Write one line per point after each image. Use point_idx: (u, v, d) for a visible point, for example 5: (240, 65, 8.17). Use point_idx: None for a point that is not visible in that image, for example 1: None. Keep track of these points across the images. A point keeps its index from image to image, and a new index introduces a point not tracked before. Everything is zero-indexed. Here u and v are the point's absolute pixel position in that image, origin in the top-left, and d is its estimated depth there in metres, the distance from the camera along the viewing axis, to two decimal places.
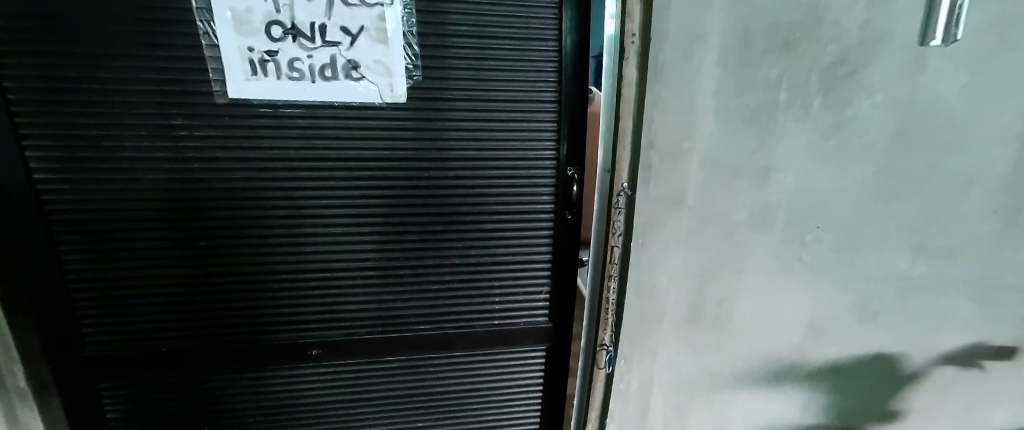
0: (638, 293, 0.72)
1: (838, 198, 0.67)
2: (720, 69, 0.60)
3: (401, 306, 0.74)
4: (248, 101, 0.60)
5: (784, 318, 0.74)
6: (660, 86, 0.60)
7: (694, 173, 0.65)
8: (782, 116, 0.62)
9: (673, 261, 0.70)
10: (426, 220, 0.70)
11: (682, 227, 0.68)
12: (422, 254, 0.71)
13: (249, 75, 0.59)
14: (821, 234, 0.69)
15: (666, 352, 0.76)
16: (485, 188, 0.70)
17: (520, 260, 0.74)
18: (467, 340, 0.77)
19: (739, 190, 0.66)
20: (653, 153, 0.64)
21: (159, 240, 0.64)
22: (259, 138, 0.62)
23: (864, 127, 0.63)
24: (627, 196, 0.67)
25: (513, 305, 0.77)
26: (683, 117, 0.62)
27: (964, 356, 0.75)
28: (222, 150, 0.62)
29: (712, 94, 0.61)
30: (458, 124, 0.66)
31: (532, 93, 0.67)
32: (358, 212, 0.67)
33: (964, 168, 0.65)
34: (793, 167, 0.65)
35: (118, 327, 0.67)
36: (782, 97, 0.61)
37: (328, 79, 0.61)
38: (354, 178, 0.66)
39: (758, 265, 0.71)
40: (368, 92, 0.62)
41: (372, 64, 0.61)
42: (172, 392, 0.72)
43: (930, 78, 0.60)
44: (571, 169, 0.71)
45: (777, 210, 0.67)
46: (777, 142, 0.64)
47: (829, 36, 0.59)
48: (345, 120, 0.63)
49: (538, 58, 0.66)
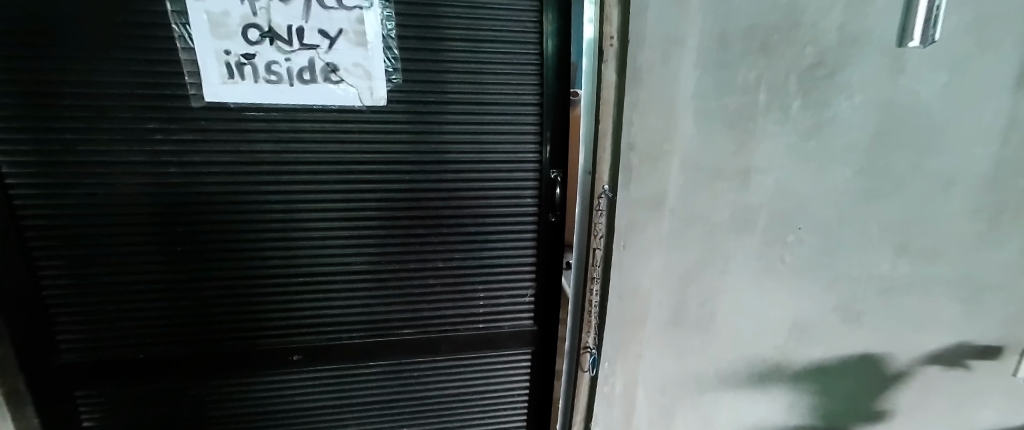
0: (621, 296, 0.72)
1: (820, 199, 0.67)
2: (698, 71, 0.60)
3: (385, 310, 0.73)
4: (225, 105, 0.59)
5: (769, 320, 0.74)
6: (639, 89, 0.61)
7: (675, 175, 0.65)
8: (761, 118, 0.62)
9: (655, 263, 0.70)
10: (409, 224, 0.69)
11: (664, 230, 0.68)
12: (405, 258, 0.71)
13: (226, 78, 0.58)
14: (803, 235, 0.69)
15: (650, 354, 0.75)
16: (468, 190, 0.69)
17: (504, 263, 0.74)
18: (452, 344, 0.77)
19: (720, 192, 0.66)
20: (633, 155, 0.64)
21: (137, 246, 0.64)
22: (236, 141, 0.61)
23: (845, 128, 0.63)
24: (608, 199, 0.68)
25: (498, 309, 0.76)
26: (663, 119, 0.62)
27: (950, 356, 0.76)
28: (200, 154, 0.61)
29: (691, 96, 0.61)
30: (440, 127, 0.66)
31: (514, 96, 0.67)
32: (341, 216, 0.67)
33: (945, 169, 0.65)
34: (774, 168, 0.65)
35: (94, 334, 0.66)
36: (762, 98, 0.62)
37: (307, 82, 0.60)
38: (335, 182, 0.65)
39: (740, 267, 0.71)
40: (348, 96, 0.62)
41: (352, 67, 0.61)
42: (149, 400, 0.71)
43: (909, 79, 0.61)
44: (554, 172, 0.70)
45: (758, 211, 0.67)
46: (758, 143, 0.64)
47: (807, 38, 0.59)
48: (325, 123, 0.63)
49: (519, 60, 0.66)
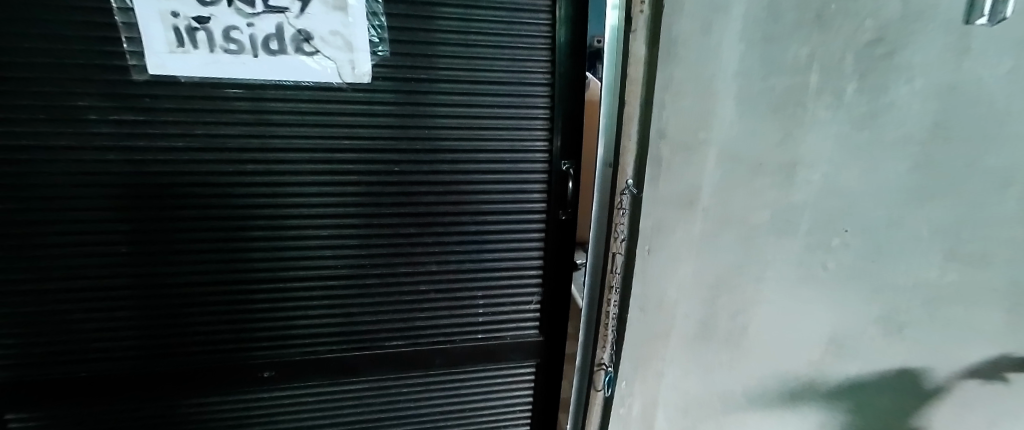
0: (642, 307, 0.61)
1: (870, 197, 0.57)
2: (743, 46, 0.49)
3: (367, 320, 0.64)
4: (175, 79, 0.49)
5: (804, 333, 0.65)
6: (674, 65, 0.49)
7: (711, 168, 0.54)
8: (812, 103, 0.52)
9: (683, 271, 0.59)
10: (397, 222, 0.60)
11: (695, 232, 0.57)
12: (392, 261, 0.62)
13: (174, 47, 0.48)
14: (848, 238, 0.59)
15: (672, 372, 0.65)
16: (465, 184, 0.60)
17: (505, 267, 0.66)
18: (446, 357, 0.69)
19: (761, 189, 0.56)
20: (663, 145, 0.53)
21: (71, 247, 0.54)
22: (189, 123, 0.51)
23: (901, 117, 0.53)
24: (632, 195, 0.56)
25: (498, 317, 0.69)
26: (699, 104, 0.51)
27: (987, 369, 0.65)
28: (146, 138, 0.51)
29: (733, 76, 0.50)
30: (435, 110, 0.56)
31: (520, 75, 0.58)
32: (316, 213, 0.57)
33: (999, 167, 0.54)
34: (823, 162, 0.55)
35: (27, 348, 0.57)
36: (813, 80, 0.51)
37: (274, 53, 0.50)
38: (311, 173, 0.56)
39: (778, 275, 0.61)
40: (325, 70, 0.52)
41: (328, 36, 0.51)
42: (97, 421, 0.62)
43: (974, 63, 0.50)
44: (566, 163, 0.62)
45: (801, 213, 0.57)
46: (807, 133, 0.53)
47: (867, 9, 0.49)
48: (297, 103, 0.53)
49: (527, 33, 0.57)
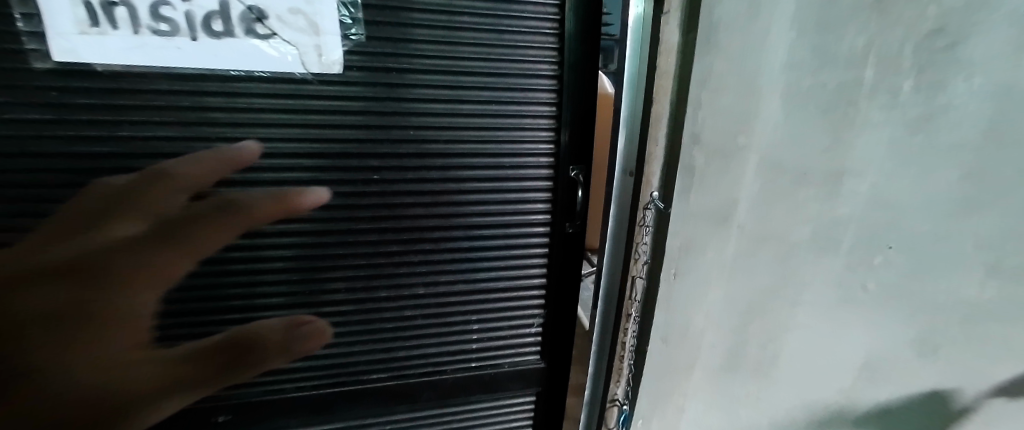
0: (665, 337, 0.55)
1: (926, 213, 0.43)
2: (794, 32, 0.40)
3: (342, 352, 0.55)
4: (89, 67, 0.39)
5: (834, 368, 0.53)
6: (711, 57, 0.42)
7: (750, 176, 0.46)
8: (865, 98, 0.41)
9: (713, 297, 0.52)
10: (377, 240, 0.51)
11: (727, 252, 0.50)
12: (371, 284, 0.53)
13: (85, 27, 0.37)
14: (895, 260, 0.45)
15: (694, 406, 0.59)
16: (456, 194, 0.51)
17: (504, 288, 0.58)
18: (436, 390, 0.60)
19: (803, 201, 0.46)
20: (696, 151, 0.46)
21: None
22: (115, 122, 0.41)
23: (959, 118, 0.38)
24: (658, 210, 0.51)
25: (494, 343, 0.60)
26: (739, 101, 0.43)
27: None
28: (61, 141, 0.41)
29: (782, 67, 0.41)
30: (421, 107, 0.47)
31: (523, 66, 0.49)
32: (280, 231, 0.48)
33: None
34: (874, 169, 0.43)
35: None
36: (868, 73, 0.40)
37: (219, 35, 0.40)
38: (273, 183, 0.46)
39: (816, 302, 0.51)
40: (284, 58, 0.42)
41: (287, 14, 0.40)
42: None
43: None
44: (574, 169, 0.54)
45: (845, 232, 0.46)
46: (862, 134, 0.42)
47: None
48: (252, 97, 0.43)
49: (531, 16, 0.48)
